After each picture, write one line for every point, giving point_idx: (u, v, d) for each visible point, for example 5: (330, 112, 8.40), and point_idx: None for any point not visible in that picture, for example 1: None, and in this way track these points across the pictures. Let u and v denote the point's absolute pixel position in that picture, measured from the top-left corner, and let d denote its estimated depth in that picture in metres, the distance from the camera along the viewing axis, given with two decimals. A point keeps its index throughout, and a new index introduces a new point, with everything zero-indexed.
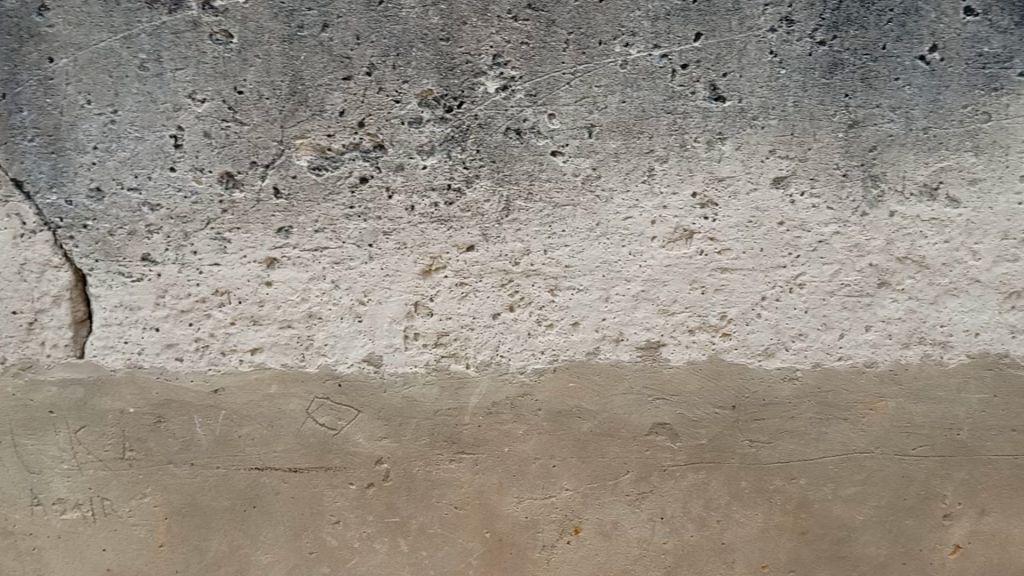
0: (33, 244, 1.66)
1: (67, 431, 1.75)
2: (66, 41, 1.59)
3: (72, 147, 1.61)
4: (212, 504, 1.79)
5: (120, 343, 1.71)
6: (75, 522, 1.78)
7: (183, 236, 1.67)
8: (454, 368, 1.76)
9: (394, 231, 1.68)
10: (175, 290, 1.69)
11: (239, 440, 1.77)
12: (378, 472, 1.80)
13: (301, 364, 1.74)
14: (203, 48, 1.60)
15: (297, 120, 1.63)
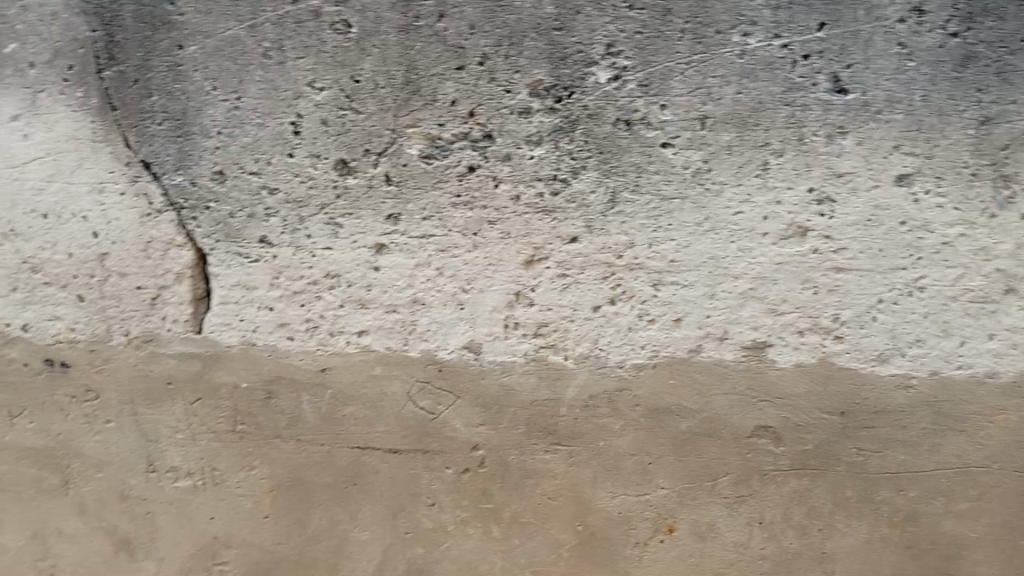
0: (159, 223, 1.74)
1: (182, 403, 1.84)
2: (195, 28, 1.65)
3: (198, 131, 1.68)
4: (316, 480, 1.86)
5: (236, 321, 1.79)
6: (188, 490, 1.88)
7: (298, 220, 1.72)
8: (552, 359, 1.76)
9: (499, 220, 1.69)
10: (289, 272, 1.75)
11: (343, 419, 1.83)
12: (474, 458, 1.82)
13: (404, 348, 1.78)
14: (324, 38, 1.63)
15: (409, 110, 1.65)
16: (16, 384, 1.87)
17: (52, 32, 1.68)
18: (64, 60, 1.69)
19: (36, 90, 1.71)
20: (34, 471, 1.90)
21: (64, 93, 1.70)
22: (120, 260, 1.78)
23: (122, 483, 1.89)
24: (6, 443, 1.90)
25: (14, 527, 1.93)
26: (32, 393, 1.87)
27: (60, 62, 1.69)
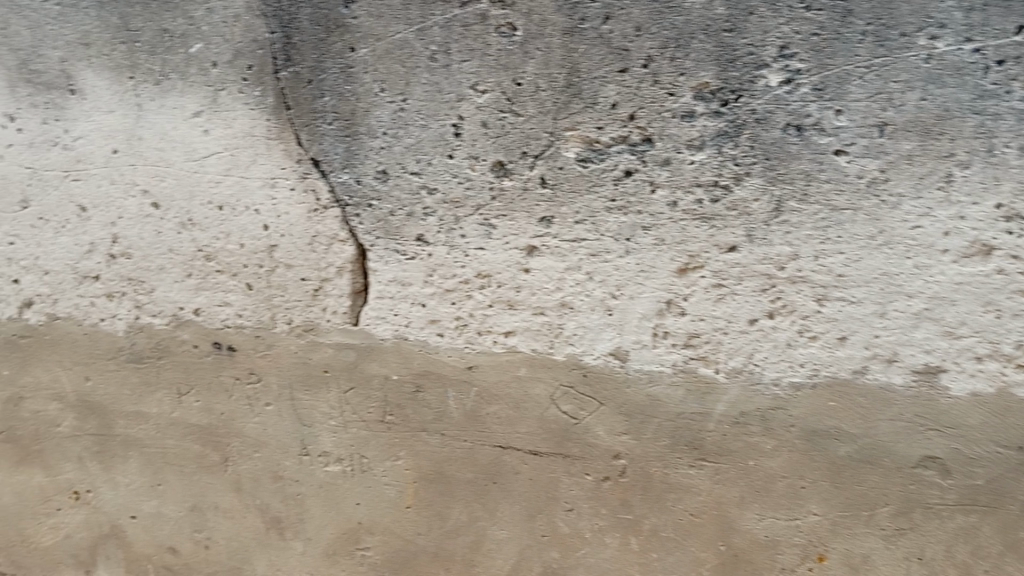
0: (324, 218, 1.82)
1: (337, 391, 1.93)
2: (367, 32, 1.67)
3: (365, 132, 1.74)
4: (458, 475, 1.89)
5: (390, 315, 1.86)
6: (336, 474, 1.96)
7: (454, 220, 1.75)
8: (703, 371, 1.72)
9: (654, 226, 1.65)
10: (443, 270, 1.79)
11: (487, 417, 1.85)
12: (615, 466, 1.80)
13: (551, 351, 1.79)
14: (489, 41, 1.62)
15: (570, 113, 1.64)
16: (186, 364, 2.02)
17: (234, 33, 1.74)
18: (244, 61, 1.75)
19: (218, 88, 1.79)
20: (198, 447, 2.04)
21: (243, 93, 1.77)
22: (287, 252, 1.87)
23: (277, 464, 2.00)
24: (174, 418, 2.05)
25: (177, 498, 2.07)
26: (200, 373, 2.01)
27: (241, 62, 1.76)
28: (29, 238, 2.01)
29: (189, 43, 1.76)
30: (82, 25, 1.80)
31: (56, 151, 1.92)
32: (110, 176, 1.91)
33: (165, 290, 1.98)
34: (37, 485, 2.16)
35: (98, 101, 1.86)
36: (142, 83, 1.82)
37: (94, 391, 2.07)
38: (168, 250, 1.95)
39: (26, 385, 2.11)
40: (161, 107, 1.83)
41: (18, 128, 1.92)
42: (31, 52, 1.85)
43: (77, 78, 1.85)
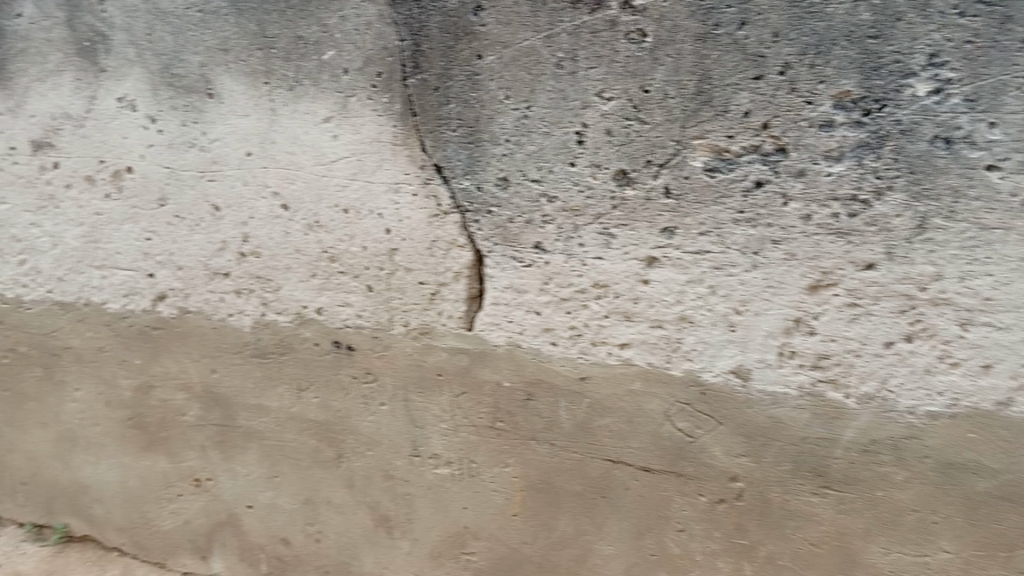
0: (444, 224, 1.84)
1: (449, 395, 1.96)
2: (495, 39, 1.68)
3: (488, 138, 1.75)
4: (566, 486, 1.91)
5: (505, 321, 1.86)
6: (445, 478, 2.03)
7: (573, 228, 1.74)
8: (832, 396, 1.64)
9: (785, 240, 1.59)
10: (560, 279, 1.79)
11: (599, 430, 1.84)
12: (732, 489, 1.77)
13: (668, 366, 1.75)
14: (617, 47, 1.61)
15: (699, 120, 1.60)
16: (307, 361, 2.09)
17: (365, 41, 1.78)
18: (374, 67, 1.80)
19: (348, 95, 1.83)
20: (314, 442, 2.15)
21: (371, 99, 1.82)
22: (407, 256, 1.90)
23: (388, 464, 2.08)
24: (293, 413, 2.15)
25: (291, 491, 2.23)
26: (320, 370, 2.09)
27: (370, 69, 1.80)
28: (165, 235, 2.12)
29: (322, 50, 1.82)
30: (222, 32, 1.89)
31: (192, 152, 2.02)
32: (243, 178, 2.00)
33: (290, 289, 2.05)
34: (162, 472, 2.37)
35: (234, 105, 1.94)
36: (276, 88, 1.89)
37: (219, 383, 2.20)
38: (294, 250, 2.01)
39: (156, 374, 2.26)
40: (293, 112, 1.90)
41: (159, 129, 2.03)
42: (174, 56, 1.96)
43: (215, 82, 1.94)
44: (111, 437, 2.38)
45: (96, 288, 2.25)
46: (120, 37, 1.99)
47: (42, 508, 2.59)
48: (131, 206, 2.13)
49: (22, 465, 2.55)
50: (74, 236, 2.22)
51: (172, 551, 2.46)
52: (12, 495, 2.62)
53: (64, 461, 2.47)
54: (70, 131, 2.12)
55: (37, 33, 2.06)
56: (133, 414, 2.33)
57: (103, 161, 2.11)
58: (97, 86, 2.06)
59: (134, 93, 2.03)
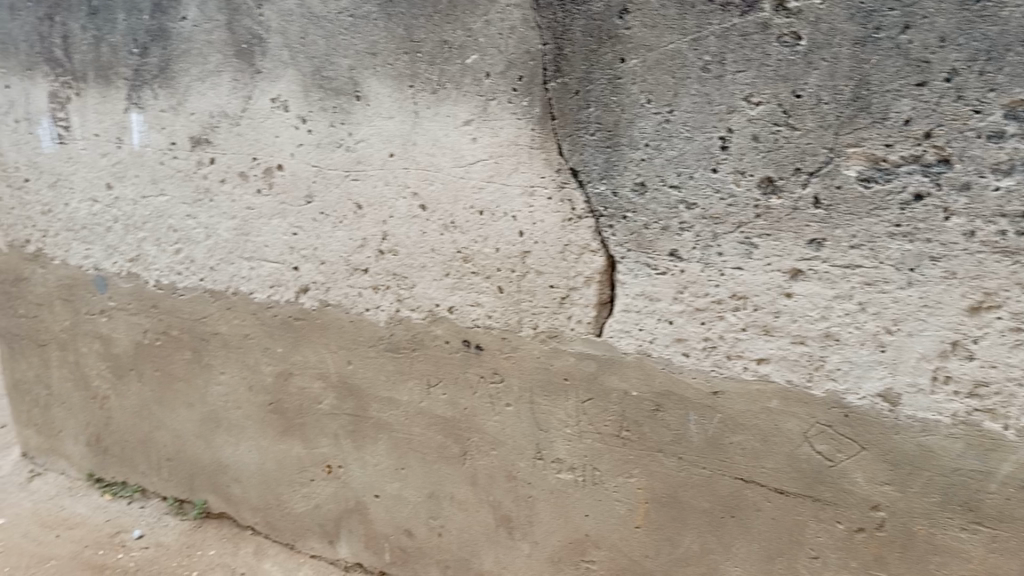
0: (578, 228, 1.83)
1: (575, 400, 1.95)
2: (640, 42, 1.66)
3: (627, 143, 1.73)
4: (692, 501, 1.86)
5: (635, 329, 1.83)
6: (568, 483, 2.02)
7: (712, 237, 1.70)
8: (988, 426, 1.52)
9: (944, 257, 1.49)
10: (695, 288, 1.74)
11: (730, 446, 1.78)
12: (872, 518, 1.67)
13: (808, 385, 1.67)
14: (768, 50, 1.55)
15: (854, 128, 1.51)
16: (438, 358, 2.13)
17: (509, 45, 1.80)
18: (516, 71, 1.81)
19: (489, 98, 1.86)
20: (440, 438, 2.20)
21: (511, 103, 1.83)
22: (539, 259, 1.90)
23: (512, 465, 2.10)
24: (422, 408, 2.20)
25: (417, 484, 2.28)
26: (449, 368, 2.13)
27: (512, 73, 1.81)
28: (310, 230, 2.21)
29: (465, 54, 1.85)
30: (371, 36, 1.96)
31: (338, 152, 2.10)
32: (385, 178, 2.06)
33: (424, 287, 2.10)
34: (296, 457, 2.47)
35: (380, 107, 2.00)
36: (420, 91, 1.94)
37: (354, 374, 2.28)
38: (430, 249, 2.05)
39: (296, 362, 2.37)
40: (435, 114, 1.94)
41: (308, 129, 2.12)
42: (325, 59, 2.04)
43: (363, 85, 2.01)
44: (251, 420, 2.51)
45: (245, 278, 2.37)
46: (276, 40, 2.09)
47: (185, 483, 2.76)
48: (280, 201, 2.23)
49: (170, 441, 2.73)
50: (226, 229, 2.35)
51: (301, 534, 2.57)
52: (158, 469, 2.81)
53: (208, 440, 2.63)
54: (227, 129, 2.25)
55: (200, 35, 2.20)
56: (272, 399, 2.45)
57: (255, 158, 2.23)
58: (253, 87, 2.17)
59: (286, 94, 2.12)
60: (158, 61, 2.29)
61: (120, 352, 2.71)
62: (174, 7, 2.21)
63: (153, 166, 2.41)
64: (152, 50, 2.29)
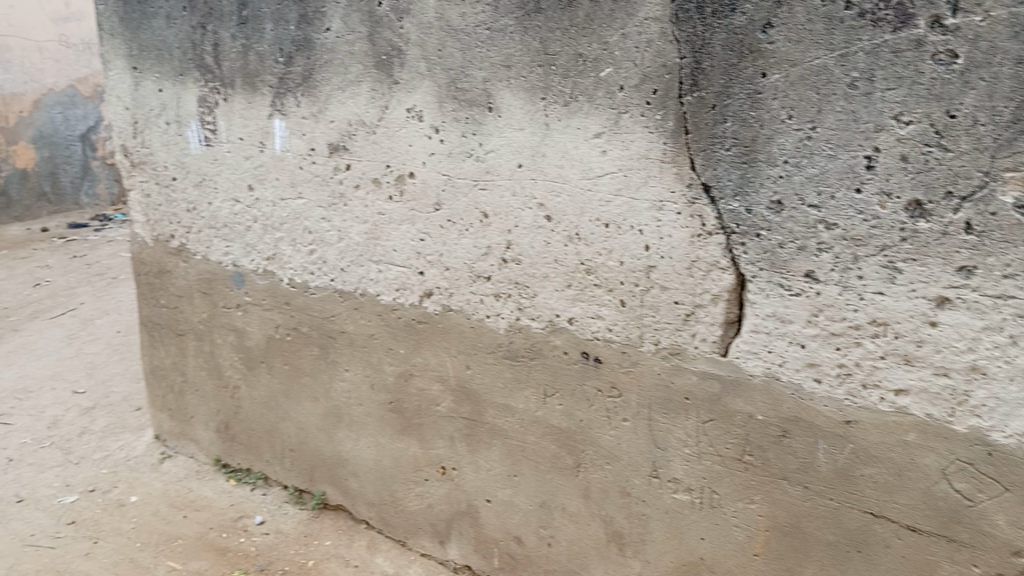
0: (707, 245, 1.81)
1: (696, 420, 1.92)
2: (783, 57, 1.62)
3: (764, 159, 1.69)
4: (816, 533, 1.79)
5: (764, 351, 1.79)
6: (685, 504, 1.99)
7: (852, 259, 1.64)
8: None
9: None
10: (831, 312, 1.69)
11: (861, 479, 1.71)
12: (1013, 564, 1.56)
13: (949, 420, 1.59)
14: (922, 68, 1.48)
15: (1013, 151, 1.42)
16: (556, 368, 2.15)
17: (645, 58, 1.80)
18: (651, 85, 1.80)
19: (621, 111, 1.86)
20: (554, 448, 2.21)
21: (644, 116, 1.82)
22: (664, 274, 1.90)
23: (626, 481, 2.09)
24: (537, 417, 2.22)
25: (529, 492, 2.30)
26: (567, 379, 2.13)
27: (647, 87, 1.81)
28: (437, 237, 2.27)
29: (600, 67, 1.86)
30: (507, 49, 1.99)
31: (468, 162, 2.15)
32: (512, 189, 2.09)
33: (545, 297, 2.12)
34: (412, 456, 2.54)
35: (511, 119, 2.03)
36: (552, 103, 1.96)
37: (472, 379, 2.32)
38: (554, 260, 2.07)
39: (417, 364, 2.43)
40: (566, 126, 1.95)
41: (441, 139, 2.18)
42: (461, 71, 2.09)
43: (496, 96, 2.05)
44: (371, 418, 2.60)
45: (372, 280, 2.46)
46: (414, 52, 2.16)
47: (306, 474, 2.88)
48: (410, 208, 2.30)
49: (294, 433, 2.85)
50: (357, 232, 2.44)
51: (413, 533, 2.62)
52: (280, 459, 2.94)
53: (329, 434, 2.74)
54: (363, 137, 2.34)
55: (342, 46, 2.29)
56: (392, 398, 2.53)
57: (389, 165, 2.31)
58: (390, 97, 2.24)
59: (421, 105, 2.19)
60: (301, 70, 2.40)
61: (252, 345, 2.86)
62: (319, 19, 2.31)
63: (292, 170, 2.53)
64: (296, 60, 2.40)
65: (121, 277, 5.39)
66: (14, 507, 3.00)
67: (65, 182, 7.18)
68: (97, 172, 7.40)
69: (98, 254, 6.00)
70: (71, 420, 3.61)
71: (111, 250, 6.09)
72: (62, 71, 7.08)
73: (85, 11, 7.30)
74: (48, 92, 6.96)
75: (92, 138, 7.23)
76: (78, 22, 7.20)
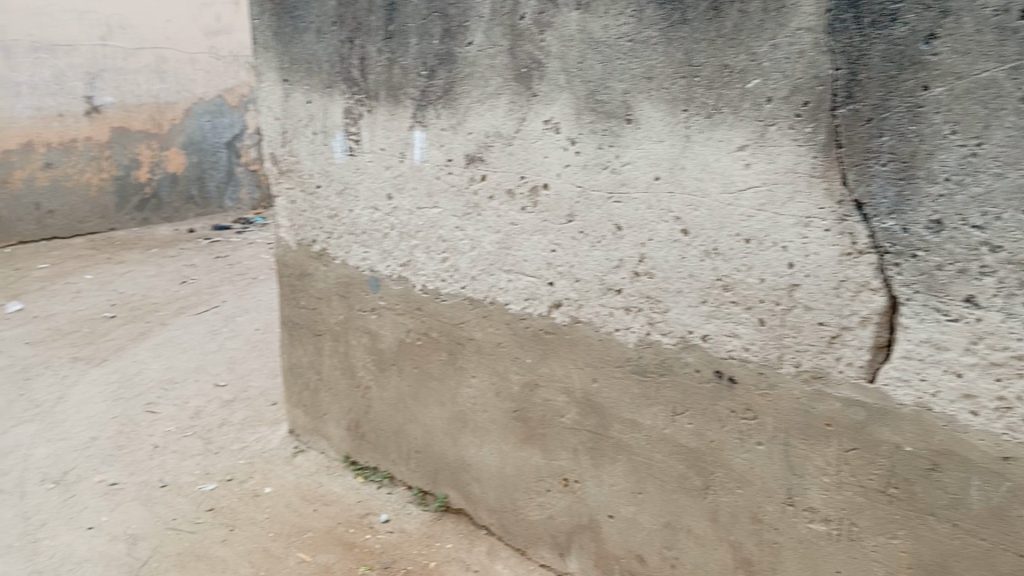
0: (857, 264, 1.73)
1: (837, 448, 1.85)
2: (948, 69, 1.53)
3: (923, 176, 1.60)
4: (964, 574, 1.70)
5: (916, 379, 1.69)
6: (821, 535, 1.92)
7: (1018, 285, 1.53)
8: None
9: None
10: (991, 340, 1.58)
11: (1018, 520, 1.60)
12: None
13: None
14: None
15: None
16: (686, 386, 2.10)
17: (796, 70, 1.74)
18: (801, 96, 1.75)
19: (768, 123, 1.81)
20: (682, 468, 2.16)
21: (793, 129, 1.77)
22: (808, 294, 1.83)
23: (758, 506, 2.03)
24: (665, 434, 2.18)
25: (654, 511, 2.26)
26: (698, 398, 2.09)
27: (797, 98, 1.75)
28: (569, 248, 2.27)
29: (747, 78, 1.82)
30: (649, 60, 1.98)
31: (604, 174, 2.14)
32: (649, 202, 2.06)
33: (678, 312, 2.08)
34: (535, 466, 2.54)
35: (651, 130, 2.01)
36: (694, 115, 1.93)
37: (598, 393, 2.30)
38: (689, 275, 2.04)
39: (543, 374, 2.44)
40: (707, 139, 1.92)
41: (577, 151, 2.18)
42: (600, 83, 2.09)
43: (635, 108, 2.03)
44: (496, 425, 2.63)
45: (503, 289, 2.49)
46: (555, 65, 2.17)
47: (430, 476, 2.94)
48: (543, 219, 2.31)
49: (420, 435, 2.92)
50: (490, 241, 2.48)
51: (533, 542, 2.63)
52: (406, 459, 3.02)
53: (454, 438, 2.79)
54: (500, 148, 2.37)
55: (483, 60, 2.33)
56: (516, 407, 2.54)
57: (524, 176, 2.33)
58: (528, 109, 2.27)
59: (559, 116, 2.20)
60: (443, 83, 2.47)
61: (385, 347, 2.95)
62: (463, 33, 2.37)
63: (429, 180, 2.60)
64: (439, 72, 2.46)
65: (259, 277, 5.71)
66: (159, 491, 3.21)
67: (210, 186, 7.68)
68: (240, 178, 7.88)
69: (239, 255, 6.38)
70: (212, 411, 3.83)
71: (251, 251, 6.47)
72: (212, 82, 7.56)
73: (235, 24, 7.65)
74: (198, 101, 7.46)
75: (237, 145, 7.76)
76: (226, 35, 7.57)
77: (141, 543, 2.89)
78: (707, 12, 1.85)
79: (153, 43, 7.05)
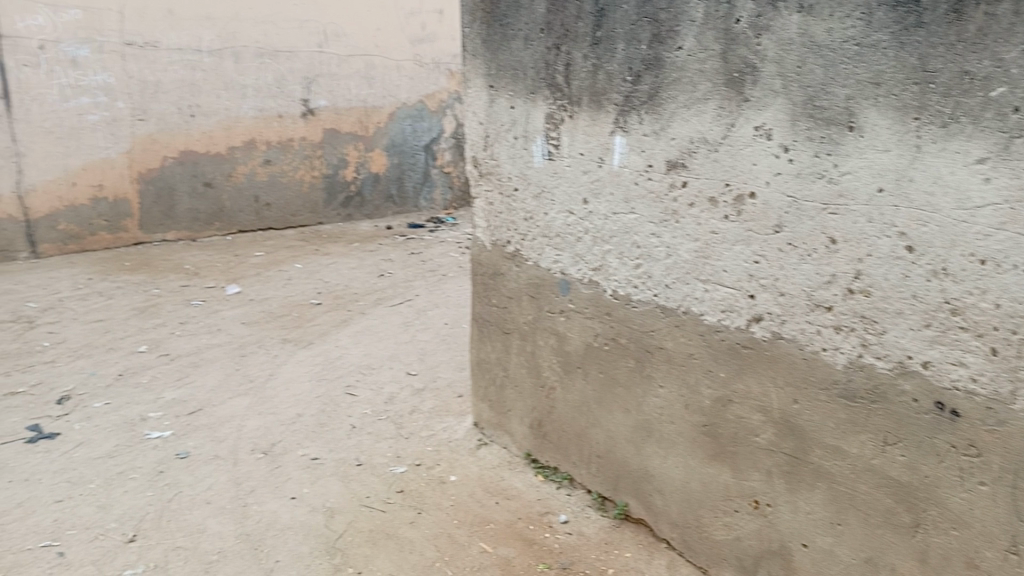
0: None
1: None
2: None
3: None
4: None
5: None
6: None
7: None
8: None
9: None
10: None
11: None
12: None
13: None
14: None
15: None
16: (901, 416, 1.95)
17: None
18: None
19: (1014, 135, 1.66)
20: (890, 502, 2.01)
21: None
22: None
23: (975, 552, 1.86)
24: (872, 465, 2.03)
25: (854, 545, 2.12)
26: (913, 429, 1.93)
27: None
28: (774, 261, 2.18)
29: (991, 86, 1.68)
30: (878, 65, 1.85)
31: (819, 184, 2.03)
32: (869, 215, 1.93)
33: (896, 335, 1.94)
34: (723, 484, 2.46)
35: (876, 139, 1.89)
36: (927, 125, 1.79)
37: (799, 415, 2.18)
38: (910, 295, 1.89)
39: (737, 391, 2.35)
40: (942, 150, 1.78)
41: (790, 158, 2.08)
42: (821, 88, 1.98)
43: (859, 115, 1.91)
44: (683, 437, 2.56)
45: (698, 299, 2.42)
46: (770, 69, 2.08)
47: (611, 483, 2.92)
48: (746, 229, 2.24)
49: (603, 440, 2.91)
50: (688, 250, 2.43)
51: (717, 561, 2.54)
52: (588, 463, 3.01)
53: (639, 447, 2.75)
54: (705, 155, 2.31)
55: (693, 64, 2.28)
56: (706, 421, 2.47)
57: (729, 184, 2.26)
58: (738, 115, 2.19)
59: (771, 123, 2.11)
60: (648, 88, 2.43)
61: (572, 350, 2.96)
62: (672, 37, 2.33)
63: (628, 185, 2.58)
64: (645, 78, 2.43)
65: (449, 274, 5.96)
66: (355, 470, 3.41)
67: (409, 186, 8.11)
68: (435, 179, 8.25)
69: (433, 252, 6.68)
70: (404, 398, 4.03)
71: (444, 249, 6.77)
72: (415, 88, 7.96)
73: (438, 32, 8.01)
74: (401, 106, 7.89)
75: (434, 148, 8.16)
76: (430, 43, 7.95)
77: (338, 517, 3.08)
78: (947, 14, 1.72)
79: (364, 50, 7.52)
